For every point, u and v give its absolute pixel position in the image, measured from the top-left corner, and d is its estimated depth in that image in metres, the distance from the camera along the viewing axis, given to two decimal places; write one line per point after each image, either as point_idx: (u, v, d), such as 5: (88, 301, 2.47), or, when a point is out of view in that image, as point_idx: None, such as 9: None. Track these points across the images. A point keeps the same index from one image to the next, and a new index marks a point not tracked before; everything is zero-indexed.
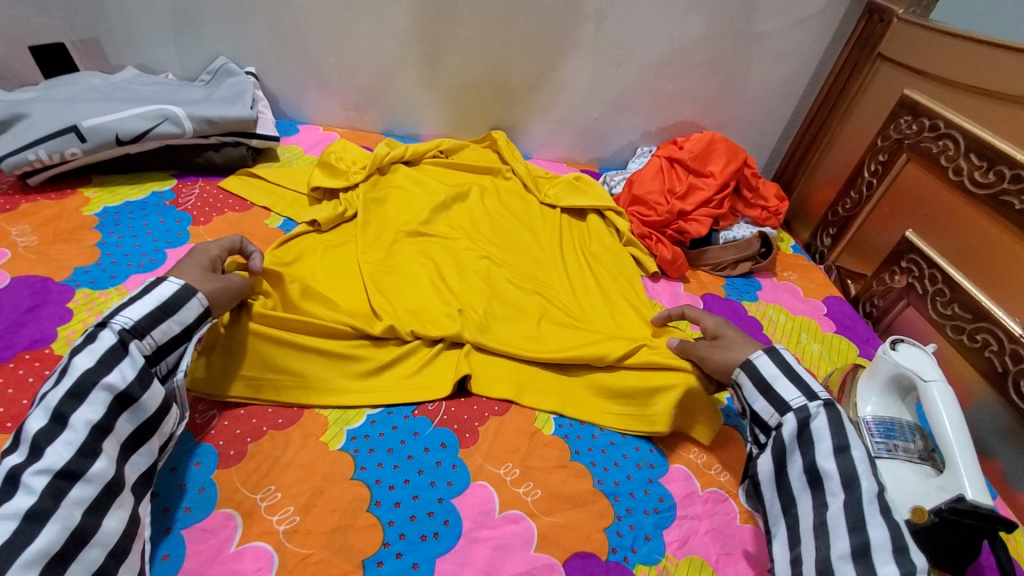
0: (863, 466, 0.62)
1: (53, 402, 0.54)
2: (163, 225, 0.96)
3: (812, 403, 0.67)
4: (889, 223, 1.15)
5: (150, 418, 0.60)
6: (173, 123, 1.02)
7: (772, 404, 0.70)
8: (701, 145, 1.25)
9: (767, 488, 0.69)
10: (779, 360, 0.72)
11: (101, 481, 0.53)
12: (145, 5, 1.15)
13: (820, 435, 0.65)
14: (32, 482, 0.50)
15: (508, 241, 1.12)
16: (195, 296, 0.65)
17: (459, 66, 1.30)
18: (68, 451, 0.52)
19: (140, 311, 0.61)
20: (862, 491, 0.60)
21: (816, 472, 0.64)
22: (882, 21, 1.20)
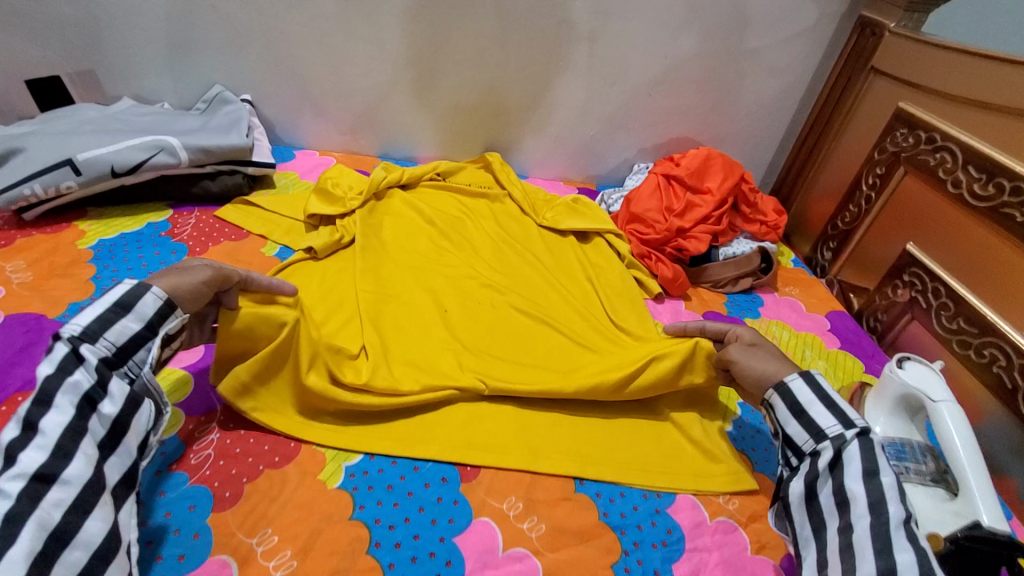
0: (892, 491, 0.59)
1: (17, 414, 0.51)
2: (158, 256, 0.95)
3: (848, 431, 0.64)
4: (890, 235, 1.14)
5: (122, 415, 0.57)
6: (168, 154, 1.01)
7: (806, 428, 0.68)
8: (698, 161, 1.24)
9: (797, 511, 0.66)
10: (816, 385, 0.69)
11: (77, 483, 0.51)
12: (142, 35, 1.16)
13: (852, 459, 0.62)
14: (8, 486, 0.47)
15: (517, 270, 1.12)
16: (149, 291, 0.61)
17: (454, 87, 1.30)
18: (40, 455, 0.50)
19: (91, 315, 0.57)
20: (891, 514, 0.57)
21: (844, 494, 0.61)
22: (873, 35, 1.20)
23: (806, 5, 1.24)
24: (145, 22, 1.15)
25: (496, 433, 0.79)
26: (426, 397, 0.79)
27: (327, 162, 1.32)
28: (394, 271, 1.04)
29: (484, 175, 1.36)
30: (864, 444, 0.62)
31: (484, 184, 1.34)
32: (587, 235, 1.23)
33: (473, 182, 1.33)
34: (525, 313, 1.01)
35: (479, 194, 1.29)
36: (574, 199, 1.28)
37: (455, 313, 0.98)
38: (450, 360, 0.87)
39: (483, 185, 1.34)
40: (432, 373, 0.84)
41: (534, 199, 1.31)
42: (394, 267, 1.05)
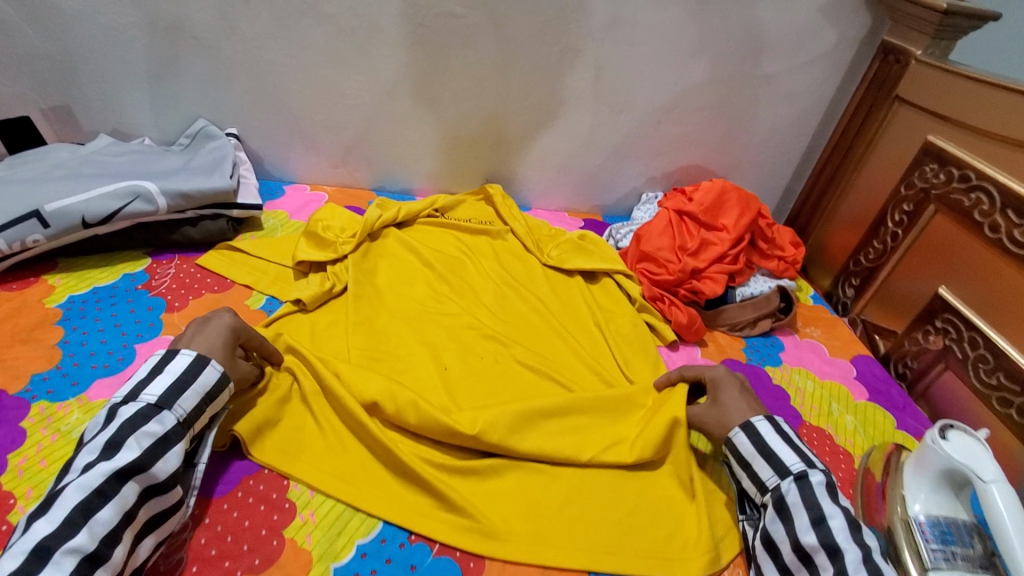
0: (840, 534, 0.63)
1: (93, 481, 0.57)
2: (132, 313, 0.88)
3: (785, 481, 0.70)
4: (919, 277, 1.07)
5: (171, 507, 0.63)
6: (145, 201, 0.94)
7: (752, 480, 0.74)
8: (712, 196, 1.16)
9: (767, 570, 0.68)
10: (754, 436, 0.75)
11: (117, 568, 0.56)
12: (119, 69, 1.09)
13: (798, 509, 0.67)
14: (64, 560, 0.52)
15: (517, 315, 1.05)
16: (230, 388, 0.72)
17: (452, 118, 1.23)
18: (101, 532, 0.55)
19: (189, 402, 0.67)
20: (847, 560, 0.61)
21: (803, 549, 0.65)
22: (898, 62, 1.13)
23: (825, 29, 1.17)
24: (123, 54, 1.07)
25: (493, 511, 0.72)
26: (422, 475, 0.72)
27: (318, 199, 1.25)
28: (391, 322, 0.97)
29: (484, 209, 1.29)
30: (802, 491, 0.68)
31: (486, 218, 1.27)
32: (594, 274, 1.16)
33: (474, 217, 1.27)
34: (527, 362, 0.94)
35: (480, 231, 1.22)
36: (580, 236, 1.21)
37: (456, 372, 0.91)
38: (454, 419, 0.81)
39: (485, 220, 1.27)
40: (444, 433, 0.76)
41: (538, 235, 1.24)
42: (392, 314, 0.98)
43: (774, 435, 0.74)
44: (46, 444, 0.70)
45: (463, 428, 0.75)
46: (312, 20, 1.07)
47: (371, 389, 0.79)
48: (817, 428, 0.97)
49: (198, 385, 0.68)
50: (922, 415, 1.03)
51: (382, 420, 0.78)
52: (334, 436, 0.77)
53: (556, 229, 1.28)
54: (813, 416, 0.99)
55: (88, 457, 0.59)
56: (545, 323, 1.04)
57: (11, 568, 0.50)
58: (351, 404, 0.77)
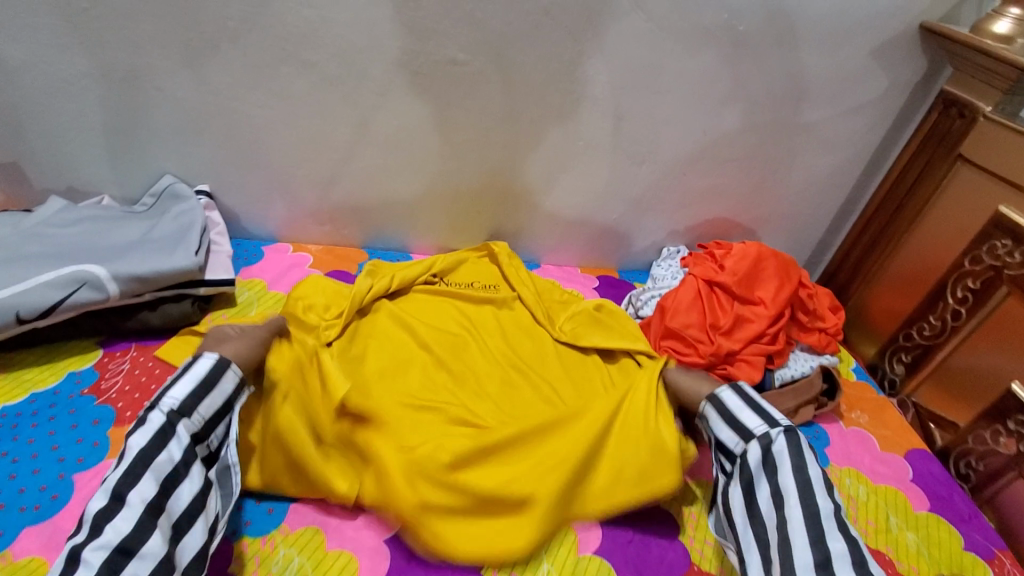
0: (819, 485, 0.67)
1: (107, 486, 0.59)
2: (74, 430, 0.74)
3: (773, 430, 0.72)
4: (987, 366, 0.94)
5: (199, 494, 0.65)
6: (93, 288, 0.81)
7: (736, 429, 0.76)
8: (747, 264, 1.03)
9: (738, 515, 0.71)
10: (743, 394, 0.79)
11: (157, 553, 0.57)
12: (72, 124, 0.95)
13: (782, 458, 0.70)
14: (91, 558, 0.54)
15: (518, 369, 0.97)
16: (229, 369, 0.73)
17: (452, 171, 1.10)
18: (125, 528, 0.57)
19: (183, 391, 0.68)
20: (821, 506, 0.65)
21: (779, 494, 0.68)
22: (962, 117, 0.99)
23: (876, 74, 1.03)
24: (76, 107, 0.94)
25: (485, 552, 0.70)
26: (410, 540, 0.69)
27: (301, 263, 1.11)
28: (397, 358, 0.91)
29: (489, 268, 1.16)
30: (788, 439, 0.71)
31: (491, 282, 1.13)
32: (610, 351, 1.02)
33: (477, 281, 1.13)
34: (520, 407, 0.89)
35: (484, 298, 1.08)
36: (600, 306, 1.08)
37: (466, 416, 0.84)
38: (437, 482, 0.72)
39: (489, 284, 1.13)
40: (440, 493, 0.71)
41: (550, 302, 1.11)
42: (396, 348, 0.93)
43: (760, 397, 0.79)
44: None
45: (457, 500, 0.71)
46: (292, 68, 0.93)
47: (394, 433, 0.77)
48: (876, 552, 0.83)
49: (189, 376, 0.70)
50: (990, 527, 0.90)
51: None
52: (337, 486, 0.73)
53: (569, 294, 1.15)
54: (869, 536, 0.85)
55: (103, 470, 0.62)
56: (482, 335, 1.01)
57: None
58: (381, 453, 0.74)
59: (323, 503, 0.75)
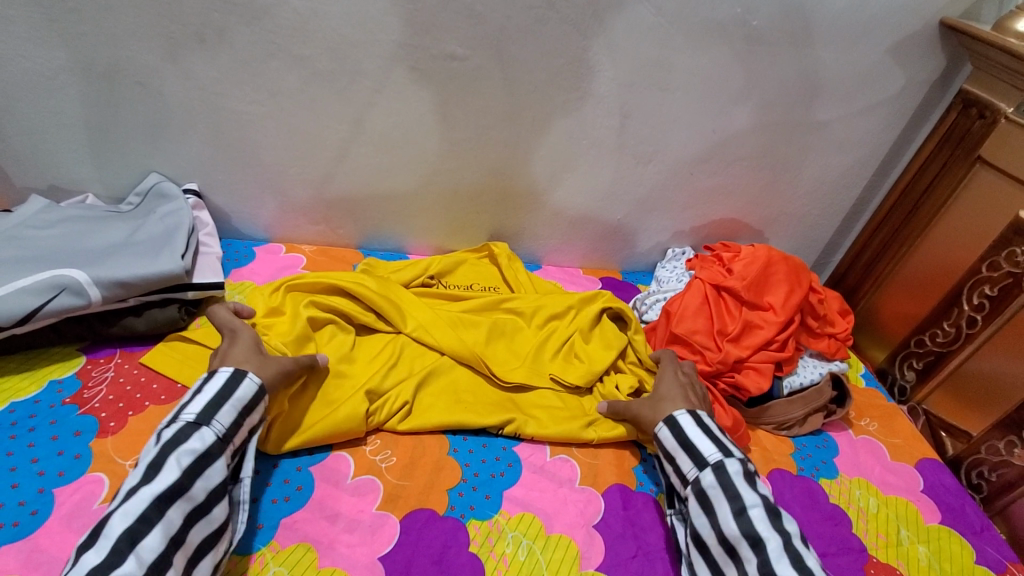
0: (760, 523, 0.65)
1: (137, 508, 0.56)
2: (54, 442, 0.71)
3: (704, 472, 0.72)
4: (1005, 372, 0.91)
5: (214, 531, 0.62)
6: (74, 294, 0.77)
7: (676, 472, 0.76)
8: (756, 269, 1.00)
9: (699, 567, 0.69)
10: (676, 429, 0.77)
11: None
12: (53, 120, 0.91)
13: (719, 500, 0.69)
14: None
15: (507, 360, 0.95)
16: (264, 401, 0.71)
17: (450, 170, 1.06)
18: (146, 559, 0.54)
19: (228, 418, 0.66)
20: (769, 549, 0.63)
21: (728, 541, 0.67)
22: (982, 118, 0.96)
23: (892, 71, 0.99)
24: (55, 102, 0.89)
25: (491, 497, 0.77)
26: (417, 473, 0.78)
27: (294, 264, 1.08)
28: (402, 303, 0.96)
29: (489, 270, 1.13)
30: (720, 478, 0.70)
31: (490, 284, 1.11)
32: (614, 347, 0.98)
33: (474, 283, 1.10)
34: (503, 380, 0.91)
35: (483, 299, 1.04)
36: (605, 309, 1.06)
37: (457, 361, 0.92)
38: (457, 409, 0.85)
39: (489, 286, 1.11)
40: (451, 422, 0.84)
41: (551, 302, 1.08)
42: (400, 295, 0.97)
43: (694, 427, 0.77)
44: None
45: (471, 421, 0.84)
46: (282, 63, 0.88)
47: (372, 381, 0.84)
48: (886, 565, 0.81)
49: (235, 400, 0.68)
50: (1002, 540, 0.87)
51: (397, 519, 0.72)
52: (337, 432, 0.78)
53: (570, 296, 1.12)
54: (880, 550, 0.83)
55: (133, 480, 0.59)
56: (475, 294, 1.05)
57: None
58: (354, 398, 0.81)
59: (313, 515, 0.71)
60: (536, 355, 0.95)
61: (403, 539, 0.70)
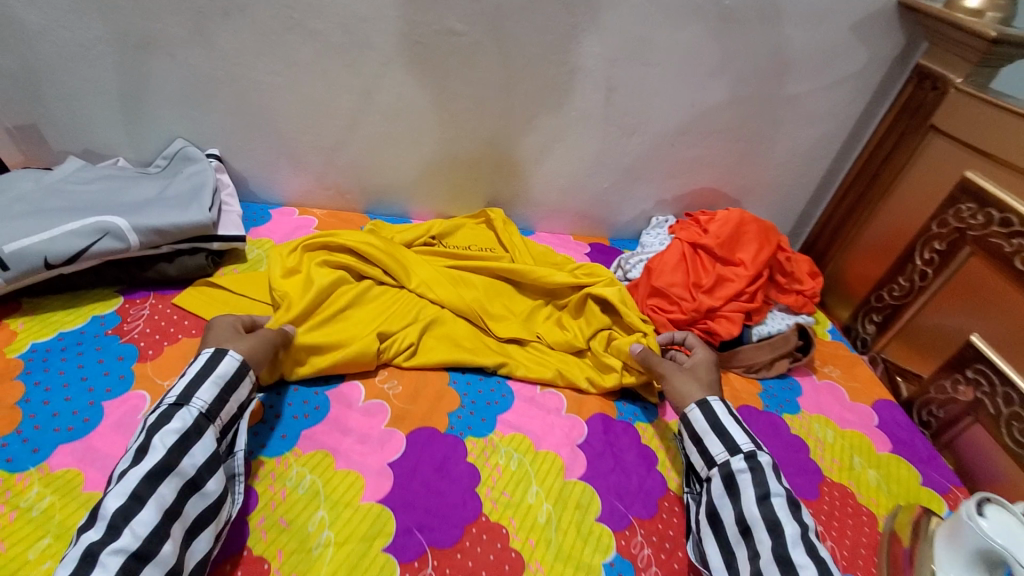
0: (783, 511, 0.69)
1: (129, 487, 0.60)
2: (100, 365, 0.81)
3: (734, 458, 0.76)
4: (950, 318, 1.00)
5: (213, 502, 0.65)
6: (115, 238, 0.87)
7: (702, 455, 0.80)
8: (729, 228, 1.09)
9: (709, 542, 0.72)
10: (708, 413, 0.82)
11: (167, 564, 0.58)
12: (88, 86, 1.00)
13: (745, 484, 0.73)
14: (109, 560, 0.55)
15: (504, 316, 1.04)
16: (247, 377, 0.75)
17: (450, 139, 1.15)
18: (142, 532, 0.58)
19: (209, 395, 0.70)
20: (786, 533, 0.67)
21: (745, 521, 0.70)
22: (934, 89, 1.05)
23: (855, 48, 1.08)
24: (92, 71, 0.98)
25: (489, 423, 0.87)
26: (424, 402, 0.87)
27: (306, 224, 1.17)
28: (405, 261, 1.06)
29: (485, 233, 1.22)
30: (751, 465, 0.74)
31: (488, 245, 1.19)
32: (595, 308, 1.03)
33: (473, 244, 1.19)
34: (499, 334, 1.00)
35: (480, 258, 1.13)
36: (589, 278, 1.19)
37: (457, 312, 1.01)
38: (455, 351, 0.95)
39: (485, 247, 1.19)
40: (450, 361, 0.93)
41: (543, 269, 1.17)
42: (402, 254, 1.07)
43: (728, 416, 0.81)
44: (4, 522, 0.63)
45: (470, 360, 0.94)
46: (298, 36, 0.98)
47: (381, 325, 0.94)
48: (838, 484, 0.91)
49: (216, 376, 0.71)
50: (948, 468, 0.97)
51: (403, 435, 0.82)
52: (347, 365, 0.87)
53: (556, 255, 1.20)
54: (833, 471, 0.93)
55: (123, 465, 0.62)
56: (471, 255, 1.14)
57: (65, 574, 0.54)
58: (366, 337, 0.90)
59: (329, 430, 0.81)
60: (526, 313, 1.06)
61: (409, 450, 0.80)
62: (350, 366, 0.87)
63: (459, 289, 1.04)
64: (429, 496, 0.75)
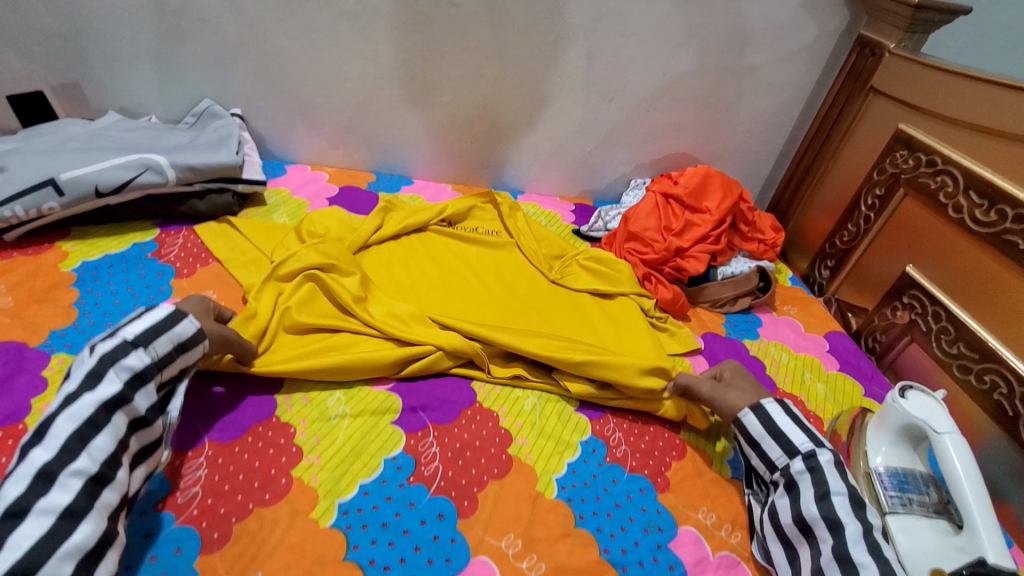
0: (843, 509, 0.69)
1: (83, 412, 0.59)
2: (143, 278, 0.92)
3: (794, 461, 0.75)
4: (888, 255, 1.14)
5: (153, 441, 0.66)
6: (155, 173, 0.99)
7: (761, 458, 0.79)
8: (697, 179, 1.23)
9: (772, 541, 0.74)
10: (765, 418, 0.79)
11: (121, 490, 0.59)
12: (127, 49, 1.13)
13: (805, 486, 0.73)
14: (69, 481, 0.55)
15: (507, 315, 1.03)
16: (202, 341, 0.73)
17: (449, 102, 1.28)
18: (99, 457, 0.58)
19: (165, 347, 0.68)
20: (847, 532, 0.67)
21: (805, 520, 0.70)
22: (873, 55, 1.20)
23: (806, 23, 1.23)
24: (131, 35, 1.12)
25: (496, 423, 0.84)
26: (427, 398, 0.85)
27: (318, 178, 1.31)
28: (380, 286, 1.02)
29: (490, 215, 1.27)
30: (811, 468, 0.74)
31: (494, 228, 1.24)
32: (607, 294, 1.11)
33: (480, 227, 1.24)
34: (499, 315, 1.02)
35: (486, 243, 1.18)
36: (574, 232, 1.34)
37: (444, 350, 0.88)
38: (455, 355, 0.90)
39: (491, 230, 1.24)
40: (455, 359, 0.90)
41: (545, 250, 1.21)
42: (388, 296, 0.99)
43: (784, 417, 0.79)
44: None
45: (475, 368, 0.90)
46: (316, 4, 1.11)
47: (372, 345, 0.87)
48: (791, 394, 1.03)
49: (174, 332, 0.70)
50: (889, 385, 1.09)
51: None
52: (345, 366, 0.83)
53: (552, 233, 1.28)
54: (787, 385, 1.05)
55: (70, 389, 0.61)
56: (470, 260, 1.14)
57: (17, 493, 0.53)
58: (348, 360, 0.83)
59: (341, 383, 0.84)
60: (532, 317, 1.03)
61: None
62: (348, 368, 0.82)
63: (459, 297, 1.04)
64: (430, 386, 0.87)
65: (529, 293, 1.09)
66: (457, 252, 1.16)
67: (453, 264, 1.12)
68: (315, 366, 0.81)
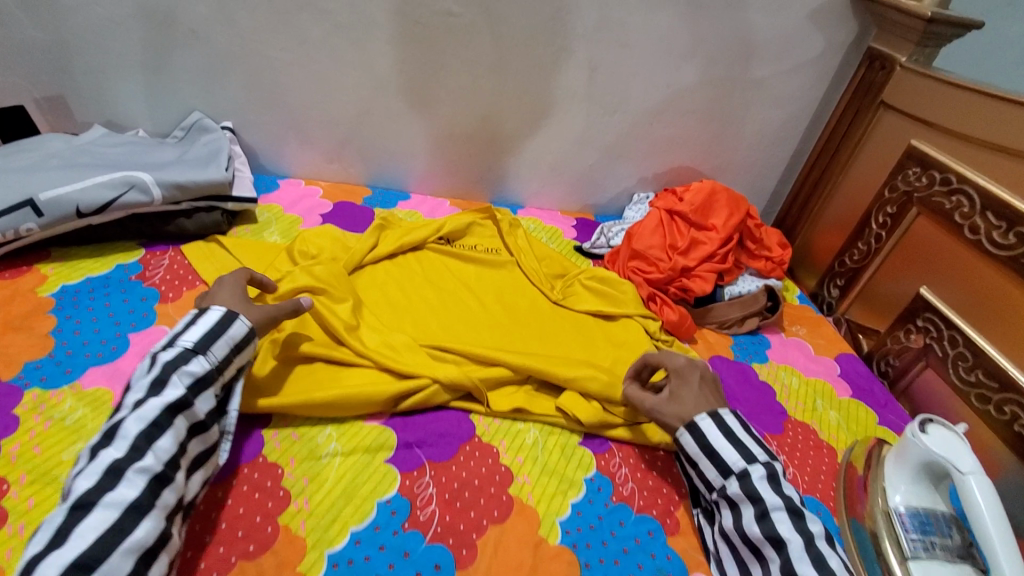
0: (782, 524, 0.66)
1: (150, 413, 0.60)
2: (126, 303, 0.88)
3: (728, 480, 0.72)
4: (901, 276, 1.10)
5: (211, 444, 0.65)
6: (140, 191, 0.95)
7: (700, 477, 0.76)
8: (702, 196, 1.19)
9: (727, 562, 0.71)
10: (698, 436, 0.74)
11: (180, 491, 0.59)
12: (113, 61, 1.09)
13: (744, 506, 0.70)
14: (136, 478, 0.56)
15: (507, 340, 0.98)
16: (253, 344, 0.73)
17: (447, 116, 1.24)
18: (164, 457, 0.58)
19: (222, 350, 0.68)
20: (791, 549, 0.64)
21: (752, 542, 0.68)
22: (883, 69, 1.17)
23: (814, 36, 1.19)
24: (117, 46, 1.07)
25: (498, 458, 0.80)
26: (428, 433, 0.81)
27: (312, 194, 1.26)
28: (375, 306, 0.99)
29: (490, 232, 1.23)
30: (744, 487, 0.70)
31: (494, 246, 1.20)
32: (609, 316, 1.07)
33: (480, 245, 1.20)
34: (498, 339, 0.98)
35: (486, 262, 1.14)
36: (575, 249, 1.30)
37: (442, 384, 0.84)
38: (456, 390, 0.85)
39: (490, 248, 1.20)
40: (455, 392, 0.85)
41: (547, 269, 1.17)
42: (383, 323, 0.95)
43: (716, 433, 0.74)
44: (39, 430, 0.70)
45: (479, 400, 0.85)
46: (310, 15, 1.07)
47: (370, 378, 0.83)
48: (802, 423, 0.99)
49: (228, 336, 0.69)
50: (903, 412, 1.05)
51: None
52: (341, 403, 0.78)
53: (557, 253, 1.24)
54: (798, 412, 1.01)
55: (138, 394, 0.62)
56: (468, 279, 1.10)
57: (88, 487, 0.54)
58: (344, 395, 0.78)
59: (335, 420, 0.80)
60: (534, 340, 0.99)
61: None
62: (345, 404, 0.78)
63: (456, 319, 1.00)
64: (427, 421, 0.82)
65: (529, 315, 1.05)
66: (455, 270, 1.12)
67: (450, 284, 1.08)
68: (309, 401, 0.77)
